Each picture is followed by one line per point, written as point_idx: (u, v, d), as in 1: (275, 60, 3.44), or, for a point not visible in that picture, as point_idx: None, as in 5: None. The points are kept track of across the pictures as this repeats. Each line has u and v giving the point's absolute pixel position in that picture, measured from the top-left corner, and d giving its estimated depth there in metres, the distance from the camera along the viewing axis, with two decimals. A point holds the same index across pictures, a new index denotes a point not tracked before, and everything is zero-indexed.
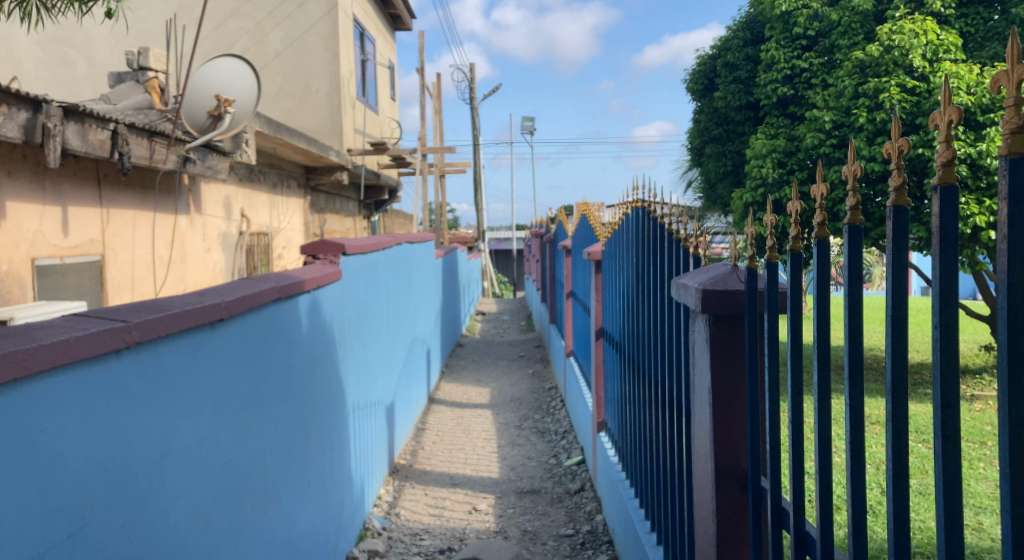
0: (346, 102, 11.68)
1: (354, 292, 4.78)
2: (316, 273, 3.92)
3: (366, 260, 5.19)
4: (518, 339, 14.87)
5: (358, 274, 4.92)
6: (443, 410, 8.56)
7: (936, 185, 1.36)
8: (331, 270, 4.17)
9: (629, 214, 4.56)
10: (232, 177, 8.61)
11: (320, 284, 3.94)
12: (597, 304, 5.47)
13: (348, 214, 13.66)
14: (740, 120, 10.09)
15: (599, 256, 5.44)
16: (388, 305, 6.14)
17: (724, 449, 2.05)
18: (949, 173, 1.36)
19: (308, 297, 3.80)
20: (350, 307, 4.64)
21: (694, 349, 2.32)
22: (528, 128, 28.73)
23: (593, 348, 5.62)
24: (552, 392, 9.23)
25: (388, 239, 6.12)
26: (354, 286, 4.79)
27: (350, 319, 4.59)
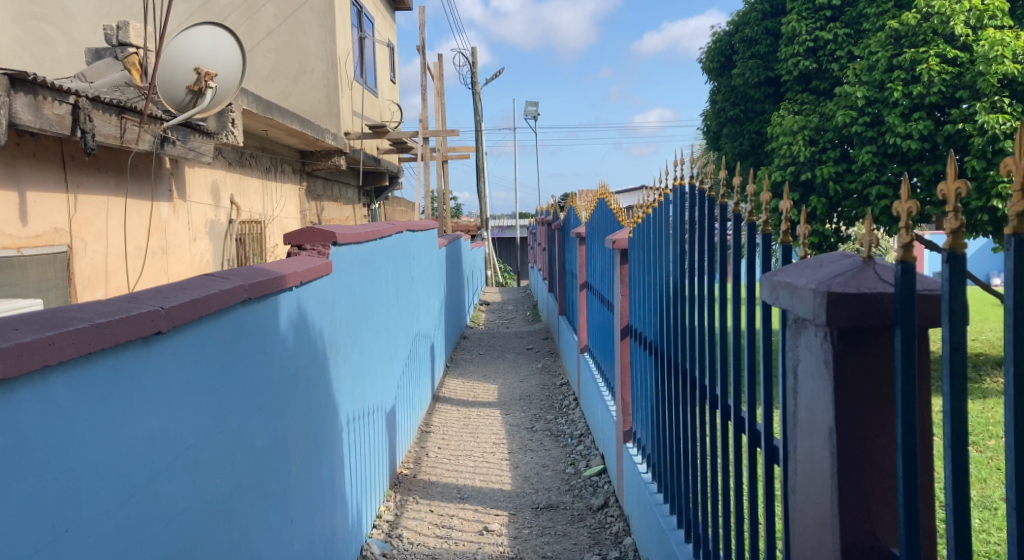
0: (343, 83, 11.05)
1: (347, 289, 4.18)
2: (301, 268, 3.33)
3: (361, 251, 4.60)
4: (525, 330, 14.26)
5: (351, 268, 4.31)
6: (448, 410, 7.97)
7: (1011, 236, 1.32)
8: (319, 263, 3.59)
9: (668, 198, 3.96)
10: (220, 161, 8.02)
11: (305, 279, 3.36)
12: (621, 299, 4.88)
13: (347, 201, 13.06)
14: (760, 97, 9.36)
15: (625, 245, 4.84)
16: (387, 302, 5.54)
17: (855, 514, 1.49)
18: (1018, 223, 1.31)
19: (291, 296, 3.22)
20: (342, 308, 4.05)
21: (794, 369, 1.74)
22: (531, 113, 28.07)
23: (617, 347, 5.02)
24: (564, 389, 8.63)
25: (387, 228, 5.53)
26: (347, 281, 4.19)
27: (340, 320, 3.99)
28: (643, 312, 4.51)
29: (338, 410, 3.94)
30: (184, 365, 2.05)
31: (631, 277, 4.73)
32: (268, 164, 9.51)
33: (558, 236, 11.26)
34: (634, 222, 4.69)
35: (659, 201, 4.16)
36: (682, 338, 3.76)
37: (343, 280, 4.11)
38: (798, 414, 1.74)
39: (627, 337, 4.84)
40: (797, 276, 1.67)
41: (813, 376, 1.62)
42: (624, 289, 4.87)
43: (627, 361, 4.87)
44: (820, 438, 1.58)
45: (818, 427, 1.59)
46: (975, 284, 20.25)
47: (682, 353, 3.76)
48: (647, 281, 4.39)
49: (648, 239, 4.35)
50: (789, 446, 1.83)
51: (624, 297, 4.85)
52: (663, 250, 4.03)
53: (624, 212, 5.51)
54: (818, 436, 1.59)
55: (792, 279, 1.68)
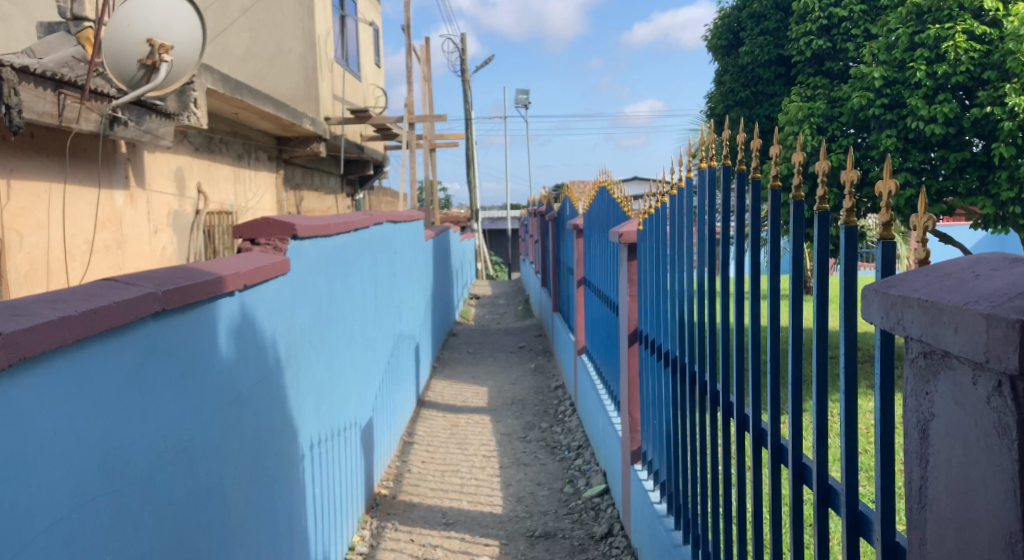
0: (322, 65, 10.40)
1: (309, 291, 3.52)
2: (242, 268, 2.67)
3: (329, 246, 3.95)
4: (516, 327, 13.65)
5: (315, 266, 3.65)
6: (435, 417, 7.36)
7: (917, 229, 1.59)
8: (266, 262, 2.93)
9: (689, 184, 3.36)
10: (185, 146, 7.38)
11: (251, 281, 2.72)
12: (628, 300, 4.24)
13: (328, 191, 12.42)
14: (770, 78, 8.76)
15: (633, 239, 4.19)
16: (363, 302, 4.90)
17: None
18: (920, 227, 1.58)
19: (230, 304, 2.58)
20: (302, 314, 3.40)
21: (937, 409, 1.34)
22: (523, 101, 27.40)
23: (623, 354, 4.41)
24: (560, 393, 8.02)
25: (364, 219, 4.91)
26: (309, 281, 3.53)
27: (299, 328, 3.34)
28: (656, 316, 3.88)
29: (299, 434, 3.32)
30: (7, 433, 1.45)
31: (641, 275, 4.10)
32: (240, 150, 8.87)
33: (552, 228, 10.62)
34: (645, 213, 4.04)
35: (676, 189, 3.54)
36: (708, 349, 3.16)
37: (305, 280, 3.45)
38: (941, 476, 1.34)
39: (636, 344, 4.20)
40: (941, 297, 1.27)
41: (978, 437, 1.22)
42: (633, 288, 4.23)
43: (636, 370, 4.23)
44: (994, 529, 1.19)
45: (990, 513, 1.20)
46: None
47: (705, 365, 3.18)
48: (662, 281, 3.76)
49: (664, 231, 3.70)
50: (913, 510, 1.44)
51: (633, 298, 4.21)
52: (684, 246, 3.39)
53: (630, 204, 4.92)
54: (990, 524, 1.20)
55: (929, 299, 1.29)
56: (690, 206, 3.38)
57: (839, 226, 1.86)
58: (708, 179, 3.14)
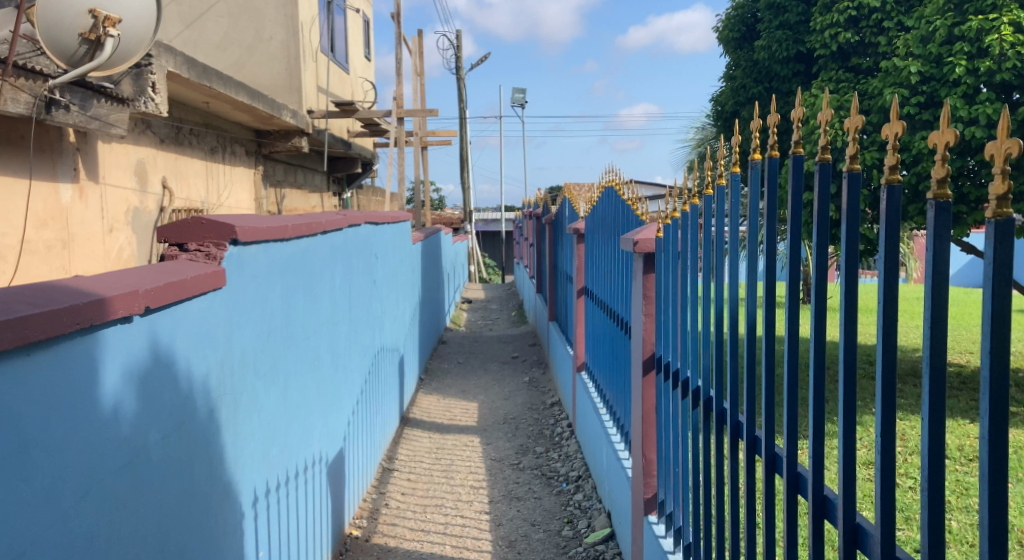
0: (306, 55, 9.74)
1: (252, 309, 2.84)
2: (141, 287, 1.95)
3: (285, 253, 3.26)
4: (510, 334, 12.99)
5: (263, 278, 2.96)
6: (420, 438, 6.70)
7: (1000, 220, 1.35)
8: (185, 275, 2.22)
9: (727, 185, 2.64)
10: (148, 136, 6.71)
11: (152, 304, 1.99)
12: (644, 320, 3.56)
13: (312, 189, 11.80)
14: (787, 75, 8.09)
15: (649, 248, 3.49)
16: (333, 317, 4.21)
17: None
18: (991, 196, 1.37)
19: (116, 336, 1.86)
20: (241, 338, 2.70)
21: None
22: (520, 101, 26.77)
23: (634, 383, 3.74)
24: (558, 412, 7.37)
25: (336, 219, 4.25)
26: (253, 298, 2.84)
27: (237, 357, 2.66)
28: (678, 344, 3.19)
29: (238, 488, 2.65)
30: None
31: (660, 293, 3.41)
32: (213, 143, 8.21)
33: (549, 231, 9.97)
34: (665, 218, 3.36)
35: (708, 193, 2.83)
36: (750, 394, 2.47)
37: (246, 295, 2.76)
38: None
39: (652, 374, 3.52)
40: None
41: None
42: (649, 306, 3.54)
43: (652, 403, 3.55)
44: None
45: None
46: (1001, 294, 18.79)
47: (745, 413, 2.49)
48: (687, 302, 3.07)
49: (691, 240, 3.00)
50: None
51: (651, 318, 3.53)
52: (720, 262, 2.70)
53: (642, 206, 4.27)
54: None
55: None
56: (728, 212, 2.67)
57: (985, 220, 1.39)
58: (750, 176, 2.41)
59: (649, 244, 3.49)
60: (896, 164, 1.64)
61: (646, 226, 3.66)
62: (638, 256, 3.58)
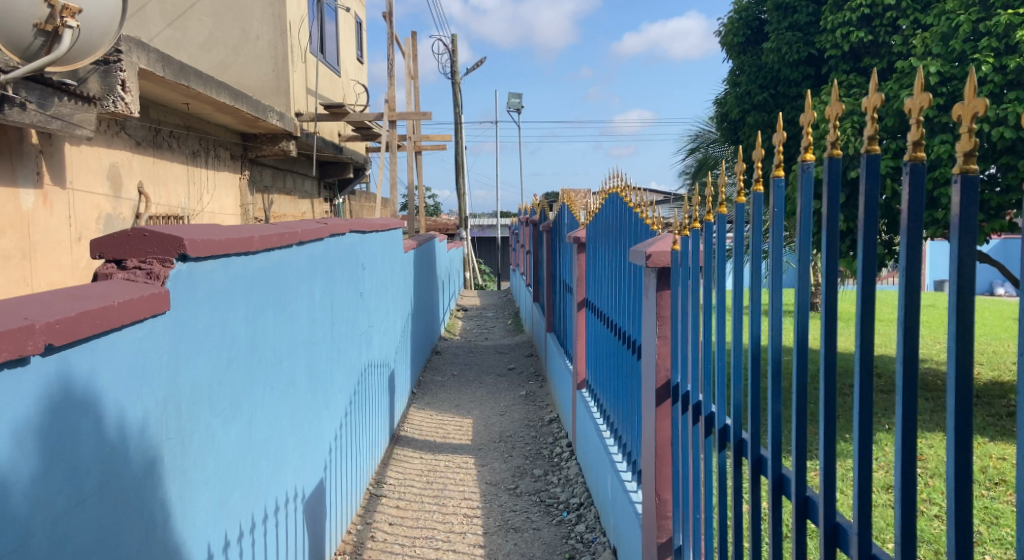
0: (295, 56, 9.37)
1: (212, 336, 2.44)
2: (39, 320, 1.58)
3: (253, 268, 2.86)
4: (506, 344, 12.61)
5: (224, 298, 2.56)
6: (411, 460, 6.30)
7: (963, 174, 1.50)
8: (109, 302, 1.83)
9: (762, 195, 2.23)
10: (123, 138, 6.33)
11: (55, 341, 1.62)
12: (657, 342, 3.16)
13: (302, 194, 11.42)
14: (797, 78, 7.61)
15: (664, 261, 3.08)
16: (313, 336, 3.82)
17: None
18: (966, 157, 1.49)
19: (1, 384, 1.49)
20: (194, 370, 2.31)
21: None
22: (514, 106, 26.42)
23: (646, 411, 3.34)
24: (556, 429, 7.00)
25: (316, 228, 3.85)
26: (211, 322, 2.45)
27: (186, 395, 2.26)
28: (698, 373, 2.81)
29: (187, 548, 2.26)
30: None
31: (677, 313, 3.02)
32: (195, 146, 7.82)
33: (547, 238, 9.60)
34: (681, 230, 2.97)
35: (737, 205, 2.45)
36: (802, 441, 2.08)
37: (201, 323, 2.37)
38: None
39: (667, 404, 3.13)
40: None
41: None
42: (663, 327, 3.14)
43: (667, 437, 3.16)
44: None
45: None
46: (1005, 303, 18.43)
47: (794, 468, 2.08)
48: (710, 327, 2.68)
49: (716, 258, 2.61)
50: None
51: (667, 340, 3.15)
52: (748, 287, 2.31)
53: (652, 212, 3.90)
54: None
55: None
56: (763, 229, 2.27)
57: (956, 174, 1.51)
58: (802, 183, 2.03)
59: (665, 258, 3.09)
60: (973, 151, 1.49)
61: (660, 236, 3.27)
62: (651, 271, 3.19)
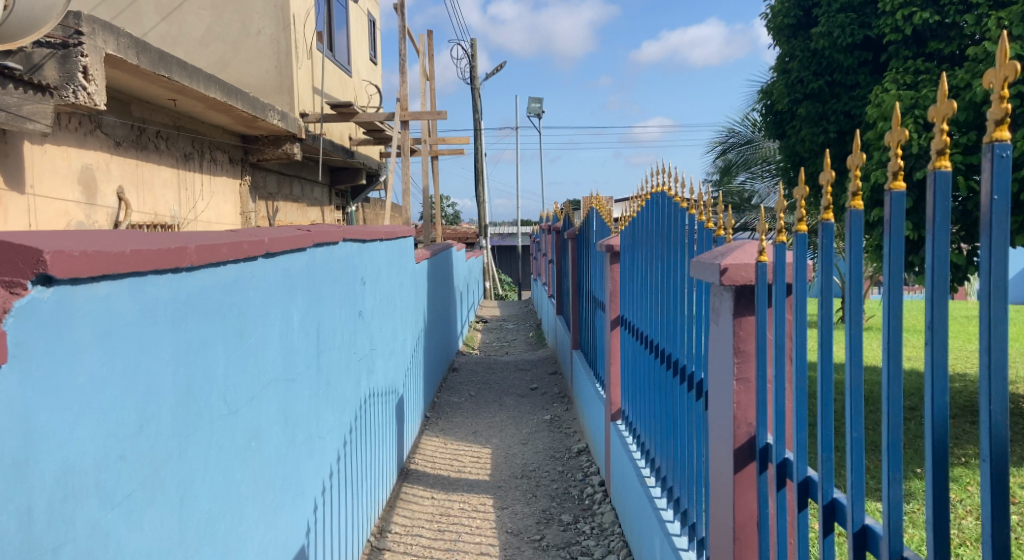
0: (299, 52, 8.68)
1: (102, 396, 1.64)
2: None
3: (183, 292, 2.07)
4: (527, 360, 11.81)
5: (128, 338, 1.76)
6: (420, 502, 5.52)
7: (993, 142, 1.42)
8: None
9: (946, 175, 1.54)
10: (98, 137, 5.63)
11: None
12: (734, 387, 2.33)
13: (310, 201, 10.76)
14: (852, 65, 6.81)
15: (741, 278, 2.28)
16: (290, 371, 3.04)
17: None
18: (1001, 129, 1.42)
19: None
20: (63, 447, 1.50)
21: None
22: (534, 111, 25.66)
23: (715, 477, 2.56)
24: (586, 463, 6.21)
25: (293, 236, 3.08)
26: (100, 374, 1.63)
27: (48, 490, 1.46)
28: (807, 440, 1.99)
29: None
30: None
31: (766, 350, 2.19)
32: (187, 148, 7.14)
33: (570, 246, 8.82)
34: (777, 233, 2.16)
35: (892, 192, 1.62)
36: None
37: (80, 380, 1.57)
38: None
39: (751, 473, 2.32)
40: None
41: None
42: (743, 369, 2.32)
43: (750, 517, 2.34)
44: None
45: None
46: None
47: None
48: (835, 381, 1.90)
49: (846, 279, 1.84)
50: None
51: (752, 384, 2.32)
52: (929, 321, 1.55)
53: (713, 217, 3.12)
54: None
55: None
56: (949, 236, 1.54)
57: (985, 142, 1.44)
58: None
59: (751, 273, 2.28)
60: (1004, 118, 1.42)
61: (739, 241, 2.45)
62: (725, 290, 2.36)
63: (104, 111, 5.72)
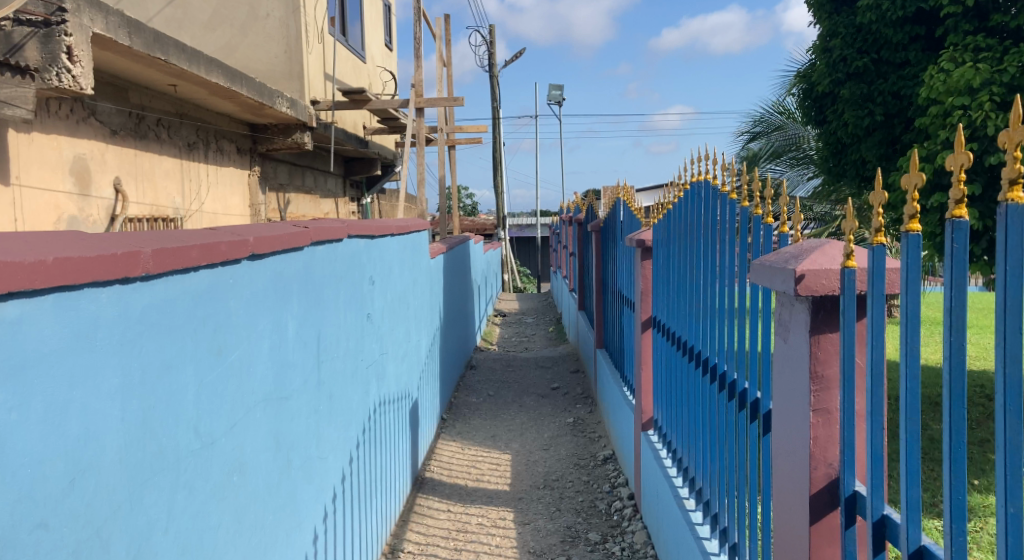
0: (310, 35, 8.29)
1: (10, 449, 1.25)
2: None
3: (135, 308, 1.67)
4: (547, 356, 11.41)
5: (52, 372, 1.36)
6: (435, 516, 5.14)
7: None
8: None
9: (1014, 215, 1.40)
10: (92, 124, 5.28)
11: None
12: (811, 419, 1.98)
13: (323, 192, 10.40)
14: (903, 41, 6.34)
15: (821, 288, 1.91)
16: (284, 389, 2.66)
17: None
18: None
19: None
20: None
21: None
22: (555, 99, 25.18)
23: (784, 522, 2.19)
24: (612, 473, 5.81)
25: (287, 233, 2.70)
26: (6, 423, 1.25)
27: None
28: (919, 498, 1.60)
29: None
30: None
31: (854, 379, 1.83)
32: (191, 137, 6.78)
33: (594, 239, 8.40)
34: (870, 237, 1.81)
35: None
36: None
37: None
38: None
39: (836, 524, 1.97)
40: None
41: None
42: (826, 399, 1.97)
43: None
44: None
45: None
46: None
47: None
48: (964, 424, 1.49)
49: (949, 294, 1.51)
50: None
51: (835, 417, 1.96)
52: None
53: (773, 213, 2.70)
54: None
55: None
56: None
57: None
58: None
59: (832, 280, 1.91)
60: None
61: (817, 242, 2.09)
62: (801, 302, 2.00)
63: (99, 97, 5.39)
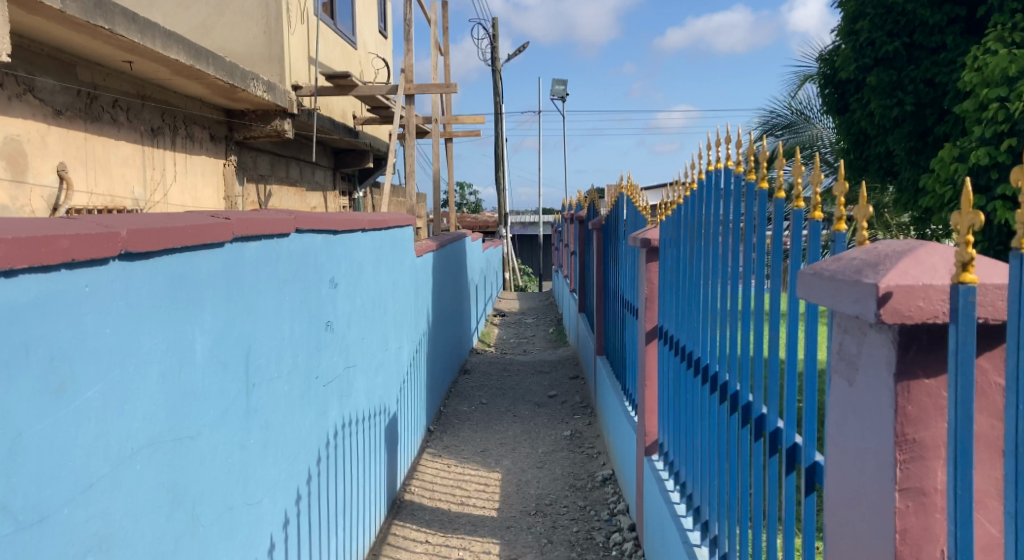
0: (292, 15, 7.69)
1: None
2: None
3: None
4: (546, 360, 10.84)
5: None
6: (411, 548, 4.52)
7: None
8: None
9: None
10: (28, 103, 4.69)
11: None
12: (896, 505, 1.43)
13: (310, 184, 9.82)
14: (939, 23, 5.70)
15: (916, 319, 1.37)
16: (185, 426, 2.06)
17: None
18: None
19: None
20: None
21: None
22: (558, 94, 24.55)
23: None
24: (611, 497, 5.22)
25: (196, 228, 2.11)
26: None
27: None
28: None
29: None
30: None
31: (972, 455, 1.31)
32: (155, 121, 6.19)
33: (596, 238, 7.78)
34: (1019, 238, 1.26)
35: None
36: None
37: None
38: None
39: None
40: None
41: None
42: (919, 475, 1.43)
43: None
44: None
45: None
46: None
47: None
48: None
49: None
50: None
51: (932, 502, 1.44)
52: None
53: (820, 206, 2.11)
54: None
55: None
56: None
57: None
58: None
59: (932, 301, 1.37)
60: None
61: (903, 245, 1.53)
62: (881, 332, 1.45)
63: (39, 71, 4.78)
